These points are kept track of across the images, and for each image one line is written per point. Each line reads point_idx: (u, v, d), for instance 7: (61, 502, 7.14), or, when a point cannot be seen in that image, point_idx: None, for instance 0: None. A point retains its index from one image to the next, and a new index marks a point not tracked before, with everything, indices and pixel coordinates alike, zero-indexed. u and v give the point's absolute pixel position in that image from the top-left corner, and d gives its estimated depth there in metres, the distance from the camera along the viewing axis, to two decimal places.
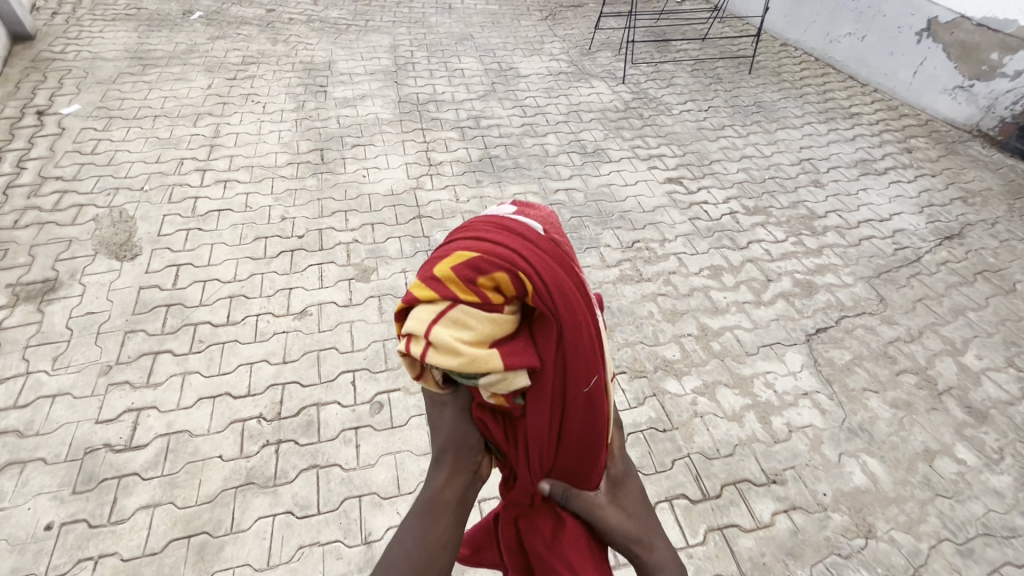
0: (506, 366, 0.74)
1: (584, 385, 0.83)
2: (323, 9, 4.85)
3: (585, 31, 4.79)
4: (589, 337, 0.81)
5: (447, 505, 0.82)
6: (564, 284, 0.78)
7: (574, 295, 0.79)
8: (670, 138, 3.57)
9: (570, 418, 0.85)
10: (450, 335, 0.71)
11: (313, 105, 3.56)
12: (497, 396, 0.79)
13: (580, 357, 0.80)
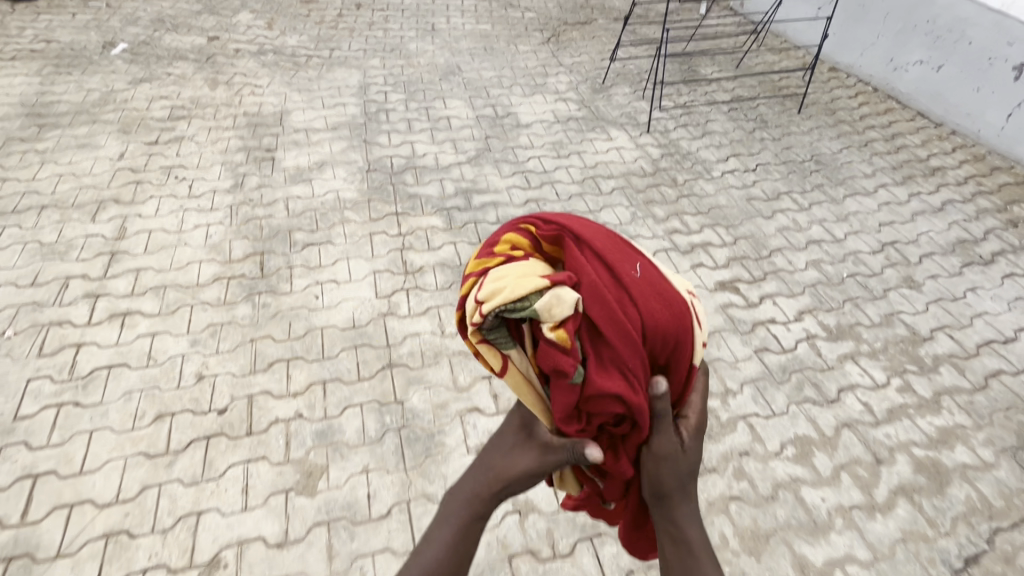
0: (552, 284, 0.86)
1: (632, 269, 0.94)
2: (279, 36, 4.02)
3: (597, 60, 3.99)
4: (603, 237, 0.97)
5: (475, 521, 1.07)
6: (563, 223, 0.98)
7: (572, 223, 0.99)
8: (713, 215, 2.81)
9: (643, 300, 0.92)
10: (493, 284, 0.87)
11: (255, 180, 2.77)
12: (558, 321, 0.84)
13: (608, 252, 0.95)
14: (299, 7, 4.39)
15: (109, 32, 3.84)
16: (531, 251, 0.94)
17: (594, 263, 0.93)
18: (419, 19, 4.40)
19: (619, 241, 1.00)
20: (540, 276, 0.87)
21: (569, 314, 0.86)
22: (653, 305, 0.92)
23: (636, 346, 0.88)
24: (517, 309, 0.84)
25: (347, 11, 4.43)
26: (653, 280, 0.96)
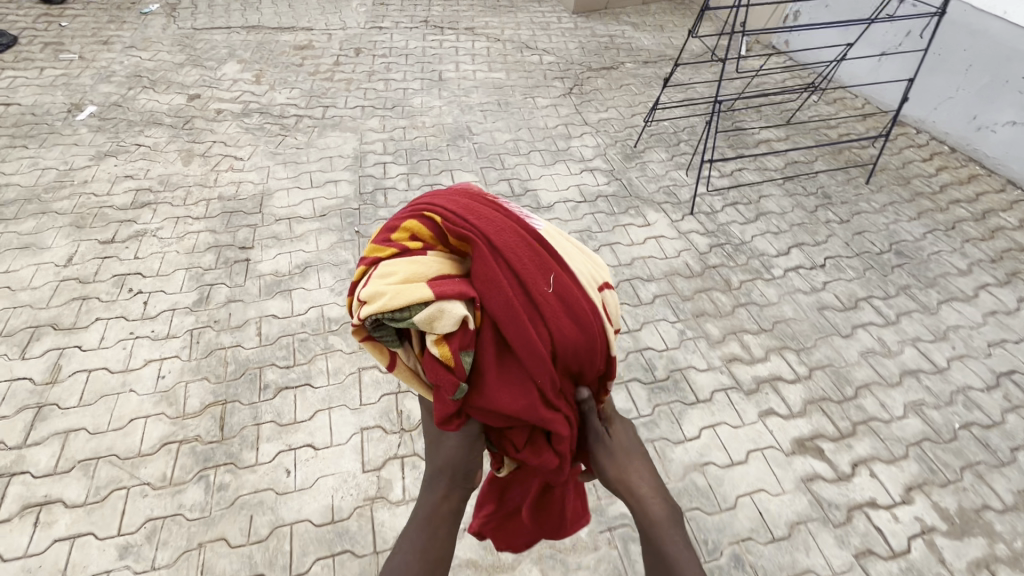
0: (439, 297, 0.92)
1: (545, 286, 0.99)
2: (267, 92, 3.58)
3: (627, 119, 3.50)
4: (518, 244, 0.99)
5: (444, 514, 1.06)
6: (483, 217, 1.03)
7: (492, 218, 1.03)
8: (779, 334, 2.29)
9: (548, 316, 0.99)
10: (380, 283, 0.94)
11: (224, 292, 2.31)
12: (439, 336, 0.91)
13: (521, 261, 0.98)
14: (292, 55, 3.96)
15: (78, 91, 3.43)
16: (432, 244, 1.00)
17: (501, 274, 0.96)
18: (425, 66, 3.94)
19: (531, 241, 1.04)
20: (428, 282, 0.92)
21: (457, 328, 0.93)
22: (560, 321, 1.00)
23: (531, 356, 0.97)
24: (398, 316, 0.90)
25: (345, 58, 3.98)
26: (564, 295, 1.02)
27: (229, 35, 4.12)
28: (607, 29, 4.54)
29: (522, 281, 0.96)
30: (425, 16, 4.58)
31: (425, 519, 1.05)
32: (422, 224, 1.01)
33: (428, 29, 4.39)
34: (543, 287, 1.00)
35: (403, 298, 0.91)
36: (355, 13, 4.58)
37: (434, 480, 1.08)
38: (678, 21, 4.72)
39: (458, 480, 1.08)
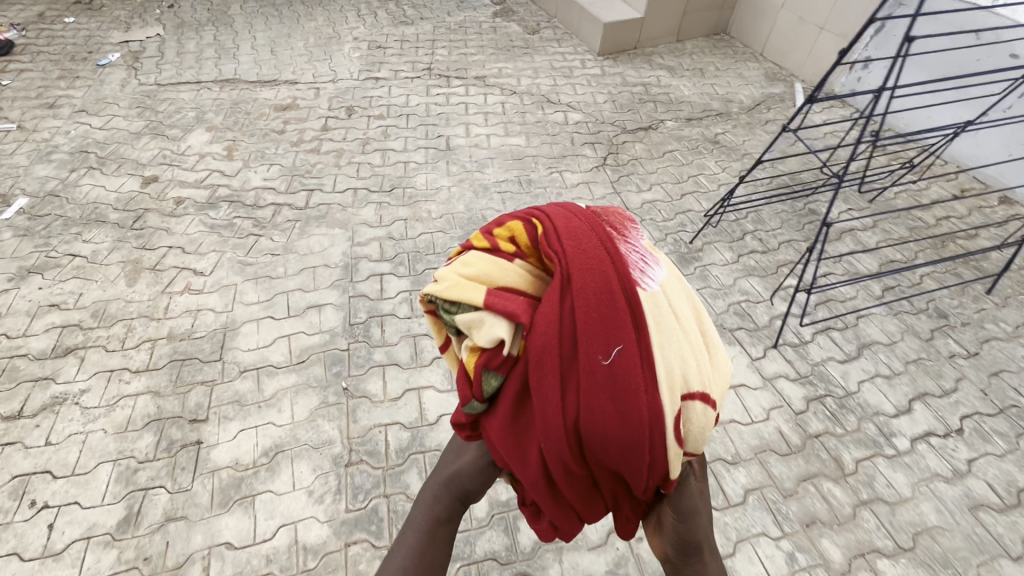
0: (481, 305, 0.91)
1: (601, 357, 0.83)
2: (240, 171, 2.97)
3: (676, 203, 2.88)
4: (595, 298, 0.85)
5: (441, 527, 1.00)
6: (569, 248, 0.89)
7: (583, 247, 0.89)
8: (926, 556, 1.66)
9: (586, 389, 0.84)
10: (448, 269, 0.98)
11: (162, 502, 1.69)
12: (473, 346, 0.92)
13: (588, 319, 0.85)
14: (272, 119, 3.35)
15: (9, 177, 2.82)
16: (522, 253, 0.95)
17: (546, 323, 0.86)
18: (430, 129, 3.32)
19: (617, 301, 0.85)
20: (484, 294, 0.91)
21: (489, 348, 0.90)
22: (596, 404, 0.83)
23: (541, 412, 0.87)
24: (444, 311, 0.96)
25: (334, 120, 3.37)
26: (621, 377, 0.83)
27: (199, 92, 3.52)
28: (639, 76, 3.92)
29: (569, 341, 0.83)
30: (428, 63, 3.97)
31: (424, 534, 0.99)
32: (523, 231, 0.96)
33: (432, 80, 3.78)
34: (599, 357, 0.84)
35: (452, 293, 0.95)
36: (347, 61, 3.97)
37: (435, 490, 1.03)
38: (718, 65, 4.10)
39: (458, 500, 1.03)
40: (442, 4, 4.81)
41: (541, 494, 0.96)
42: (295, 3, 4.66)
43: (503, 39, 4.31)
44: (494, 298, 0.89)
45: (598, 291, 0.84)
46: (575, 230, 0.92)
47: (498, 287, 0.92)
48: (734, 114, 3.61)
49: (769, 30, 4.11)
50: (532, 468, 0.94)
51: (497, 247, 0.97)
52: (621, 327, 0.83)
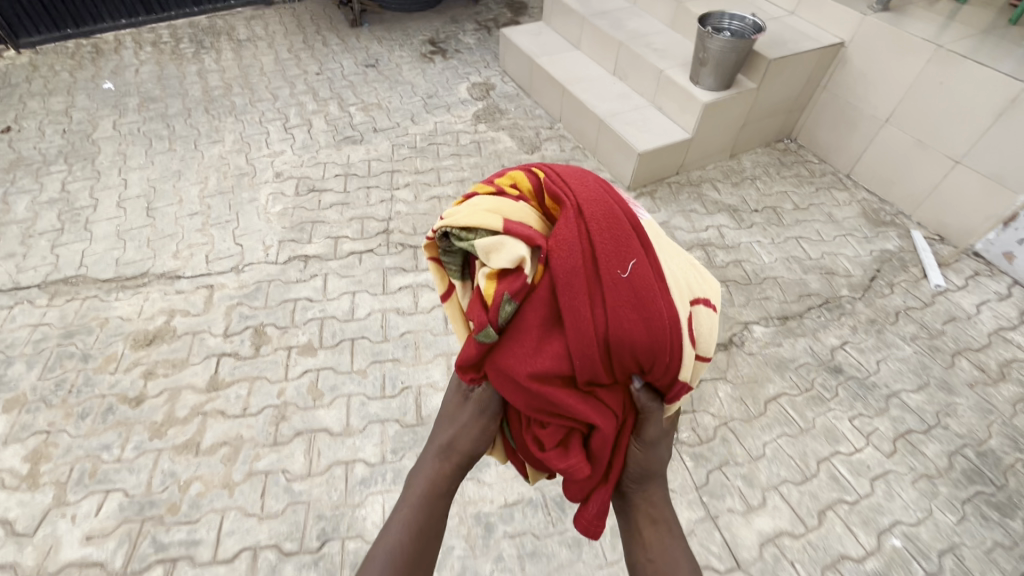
0: (516, 234, 1.24)
1: (620, 271, 1.23)
2: (45, 519, 1.66)
3: (814, 541, 1.69)
4: (610, 232, 1.25)
5: (437, 494, 1.50)
6: (590, 196, 1.30)
7: (598, 199, 1.30)
8: None
9: (613, 292, 1.23)
10: (478, 210, 1.30)
11: None
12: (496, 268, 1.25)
13: (612, 249, 1.23)
14: (125, 368, 2.05)
15: None
16: (526, 199, 1.38)
17: (578, 249, 1.22)
18: (387, 376, 2.07)
19: (618, 231, 1.28)
20: (502, 222, 1.27)
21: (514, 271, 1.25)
22: (621, 304, 1.22)
23: (577, 311, 1.23)
24: (470, 239, 1.26)
25: (230, 363, 2.09)
26: (637, 284, 1.23)
27: (9, 313, 2.19)
28: (688, 232, 2.73)
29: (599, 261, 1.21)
30: (384, 219, 2.71)
31: (417, 520, 1.47)
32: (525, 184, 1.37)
33: (390, 256, 2.52)
34: (618, 273, 1.23)
35: (477, 222, 1.27)
36: (261, 221, 2.67)
37: (436, 456, 1.56)
38: (794, 200, 2.94)
39: (452, 455, 1.54)
40: (400, 102, 3.54)
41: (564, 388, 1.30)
42: (194, 113, 3.34)
43: (490, 165, 3.07)
44: (517, 228, 1.23)
45: (611, 226, 1.26)
46: (575, 189, 1.32)
47: (519, 219, 1.26)
48: (842, 300, 2.44)
49: (862, 145, 2.97)
50: (559, 364, 1.30)
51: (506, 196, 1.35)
52: (629, 250, 1.24)
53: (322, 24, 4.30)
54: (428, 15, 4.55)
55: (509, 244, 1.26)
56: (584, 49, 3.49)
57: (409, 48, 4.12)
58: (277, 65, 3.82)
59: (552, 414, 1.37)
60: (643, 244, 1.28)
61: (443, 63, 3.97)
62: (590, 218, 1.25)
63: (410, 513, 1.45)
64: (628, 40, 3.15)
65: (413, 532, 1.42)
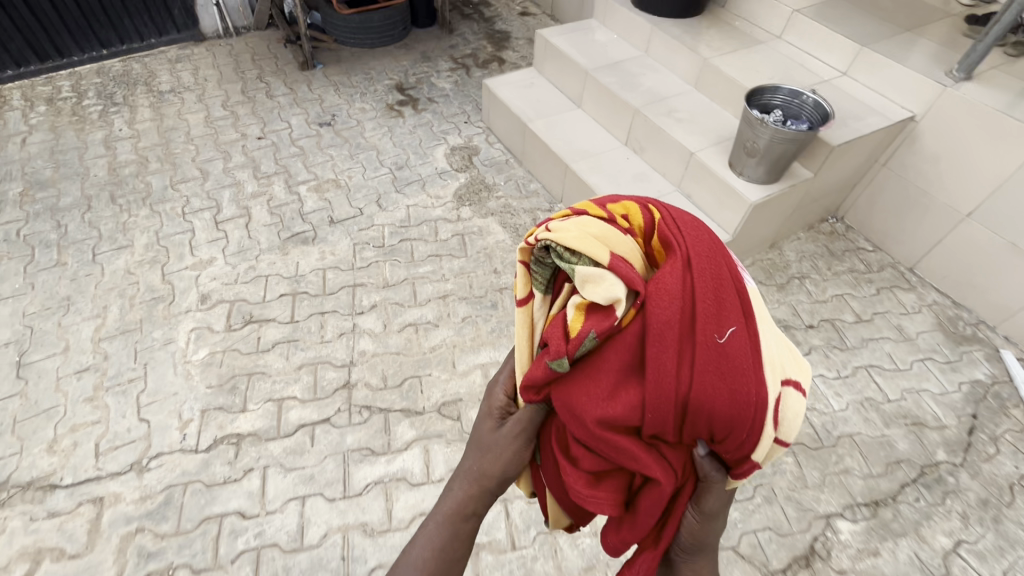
0: (614, 266, 0.93)
1: (717, 336, 0.89)
2: None
3: None
4: (720, 285, 0.92)
5: (462, 526, 1.23)
6: (701, 240, 0.97)
7: (711, 246, 0.97)
8: None
9: (699, 362, 0.88)
10: (578, 230, 0.98)
11: None
12: (583, 301, 0.94)
13: (712, 303, 0.90)
14: None
15: None
16: (634, 233, 1.02)
17: (672, 296, 0.90)
18: None
19: (728, 282, 0.94)
20: (606, 255, 0.94)
21: (600, 306, 0.93)
22: (711, 376, 0.88)
23: (653, 373, 0.89)
24: (565, 259, 0.96)
25: None
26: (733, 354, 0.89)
27: None
28: None
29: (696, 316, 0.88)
30: (344, 365, 2.07)
31: (440, 542, 1.21)
32: (639, 213, 1.03)
33: (353, 431, 1.89)
34: (715, 338, 0.89)
35: (577, 243, 0.95)
36: (177, 377, 2.00)
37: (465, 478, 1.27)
38: (854, 309, 2.40)
39: (484, 487, 1.25)
40: (363, 177, 2.88)
41: (623, 456, 0.97)
42: (97, 203, 2.62)
43: (479, 269, 2.45)
44: (620, 259, 0.92)
45: (718, 280, 0.93)
46: (689, 228, 0.99)
47: (622, 252, 0.95)
48: (941, 469, 1.90)
49: (933, 234, 2.43)
50: (621, 431, 0.96)
51: (612, 219, 1.03)
52: (734, 311, 0.90)
53: (266, 67, 3.58)
54: (393, 51, 3.87)
55: (607, 279, 0.94)
56: (587, 110, 2.87)
57: (373, 97, 3.44)
58: (209, 126, 3.11)
59: (602, 477, 1.04)
60: (751, 312, 0.94)
61: (415, 117, 3.31)
62: (701, 263, 0.92)
63: (430, 541, 1.21)
64: (644, 107, 2.54)
65: (440, 560, 1.20)
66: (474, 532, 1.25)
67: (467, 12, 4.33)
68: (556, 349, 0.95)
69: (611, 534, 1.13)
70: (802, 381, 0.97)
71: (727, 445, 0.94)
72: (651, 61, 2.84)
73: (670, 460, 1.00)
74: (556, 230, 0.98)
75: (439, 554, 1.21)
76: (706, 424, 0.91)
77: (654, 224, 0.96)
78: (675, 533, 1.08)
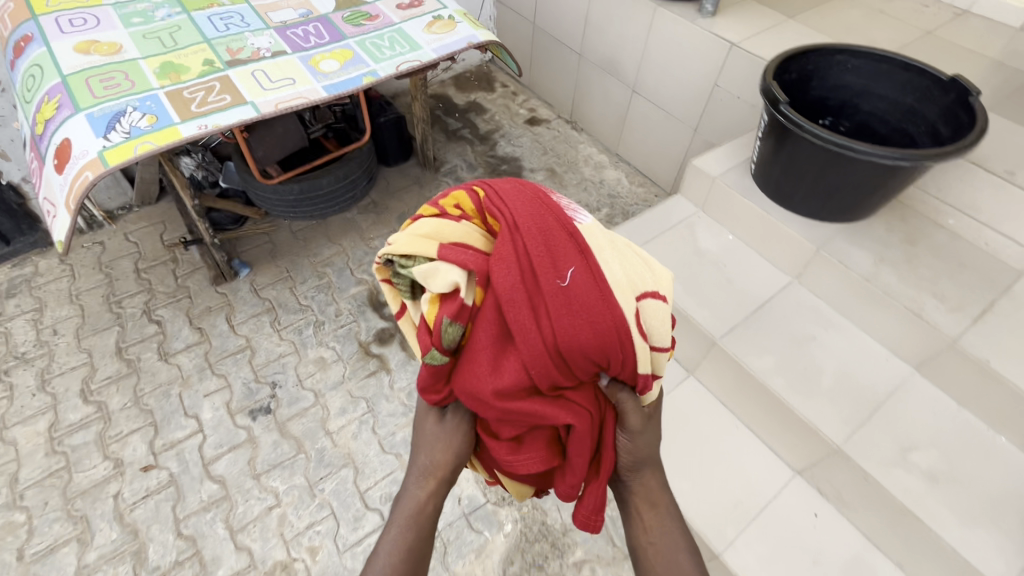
0: (445, 259, 0.95)
1: (560, 281, 0.95)
2: None
3: None
4: (543, 234, 0.97)
5: (424, 519, 1.16)
6: (518, 199, 1.01)
7: (528, 201, 1.01)
8: None
9: (556, 315, 0.94)
10: (407, 237, 1.00)
11: None
12: (431, 295, 0.98)
13: (542, 257, 0.95)
14: None
15: None
16: (467, 215, 1.05)
17: (509, 262, 0.95)
18: None
19: (557, 231, 0.99)
20: (436, 248, 0.97)
21: (450, 294, 0.97)
22: (566, 317, 0.94)
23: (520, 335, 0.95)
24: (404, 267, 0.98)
25: None
26: (579, 291, 0.95)
27: None
28: None
29: (536, 274, 0.93)
30: None
31: (406, 528, 1.14)
32: (466, 197, 1.06)
33: None
34: (560, 282, 0.95)
35: (407, 247, 0.98)
36: None
37: (419, 479, 1.18)
38: None
39: (437, 476, 1.18)
40: (336, 548, 1.65)
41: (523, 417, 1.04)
42: None
43: None
44: (446, 248, 0.95)
45: (541, 229, 0.97)
46: (512, 192, 1.02)
47: (454, 243, 0.97)
48: None
49: None
50: (513, 397, 1.01)
51: (443, 212, 1.05)
52: (565, 254, 0.97)
53: (158, 285, 2.27)
54: (356, 221, 2.59)
55: (443, 267, 0.96)
56: (717, 395, 1.68)
57: (334, 328, 2.17)
58: (53, 451, 1.80)
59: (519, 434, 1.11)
60: (582, 241, 1.00)
61: (407, 368, 2.06)
62: (526, 224, 0.97)
63: (397, 528, 1.14)
64: (861, 449, 1.36)
65: (409, 554, 1.12)
66: (435, 512, 1.17)
67: (454, 128, 3.07)
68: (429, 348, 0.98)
69: (563, 487, 1.22)
70: (661, 292, 1.01)
71: (613, 368, 1.02)
72: (824, 308, 1.63)
73: (571, 398, 1.07)
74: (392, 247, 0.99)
75: (412, 562, 1.10)
76: (585, 357, 0.98)
77: (476, 202, 1.01)
78: (614, 457, 1.16)
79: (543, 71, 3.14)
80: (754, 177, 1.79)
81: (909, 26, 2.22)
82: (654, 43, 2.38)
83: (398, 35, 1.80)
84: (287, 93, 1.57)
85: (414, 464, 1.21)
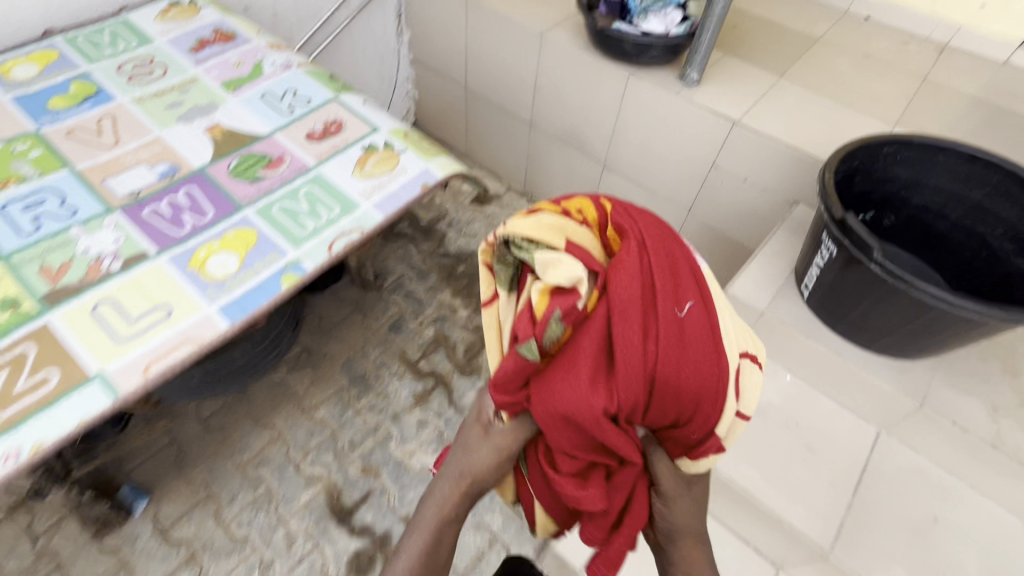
0: (570, 253, 1.01)
1: (676, 309, 1.00)
2: None
3: None
4: (664, 262, 1.04)
5: (449, 524, 1.02)
6: (649, 226, 1.10)
7: (659, 232, 1.09)
8: None
9: (663, 333, 0.96)
10: (528, 224, 1.04)
11: None
12: (544, 287, 0.99)
13: (663, 279, 1.00)
14: None
15: None
16: (589, 225, 1.11)
17: (631, 281, 0.97)
18: None
19: (679, 267, 1.06)
20: (564, 241, 1.03)
21: (565, 290, 0.98)
22: (671, 342, 0.96)
23: (622, 343, 0.94)
24: (528, 249, 1.02)
25: None
26: (686, 327, 0.99)
27: None
28: None
29: (656, 291, 0.98)
30: None
31: (431, 543, 0.99)
32: (591, 208, 1.14)
33: None
34: (675, 311, 1.00)
35: (530, 228, 1.04)
36: None
37: (450, 477, 1.06)
38: None
39: (472, 489, 1.05)
40: None
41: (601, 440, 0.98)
42: None
43: None
44: (575, 246, 1.00)
45: (664, 255, 1.04)
46: (644, 218, 1.11)
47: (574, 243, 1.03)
48: None
49: None
50: (602, 421, 0.95)
51: (567, 213, 1.12)
52: (682, 288, 1.03)
53: (5, 563, 1.54)
54: (287, 382, 1.98)
55: (563, 259, 1.00)
56: None
57: (288, 568, 1.59)
58: None
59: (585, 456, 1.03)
60: (700, 284, 1.07)
61: None
62: (654, 246, 1.04)
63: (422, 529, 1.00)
64: None
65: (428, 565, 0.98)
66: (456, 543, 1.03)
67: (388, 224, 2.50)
68: (530, 335, 0.96)
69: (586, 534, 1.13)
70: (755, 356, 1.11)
71: (695, 419, 1.02)
72: (934, 475, 1.31)
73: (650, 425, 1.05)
74: (518, 228, 1.03)
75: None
76: (681, 391, 0.99)
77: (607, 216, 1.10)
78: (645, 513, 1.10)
79: (482, 137, 2.63)
80: (810, 306, 1.44)
81: (903, 72, 1.98)
82: (629, 113, 1.96)
83: (318, 187, 1.26)
84: (163, 337, 0.98)
85: (446, 468, 1.07)
